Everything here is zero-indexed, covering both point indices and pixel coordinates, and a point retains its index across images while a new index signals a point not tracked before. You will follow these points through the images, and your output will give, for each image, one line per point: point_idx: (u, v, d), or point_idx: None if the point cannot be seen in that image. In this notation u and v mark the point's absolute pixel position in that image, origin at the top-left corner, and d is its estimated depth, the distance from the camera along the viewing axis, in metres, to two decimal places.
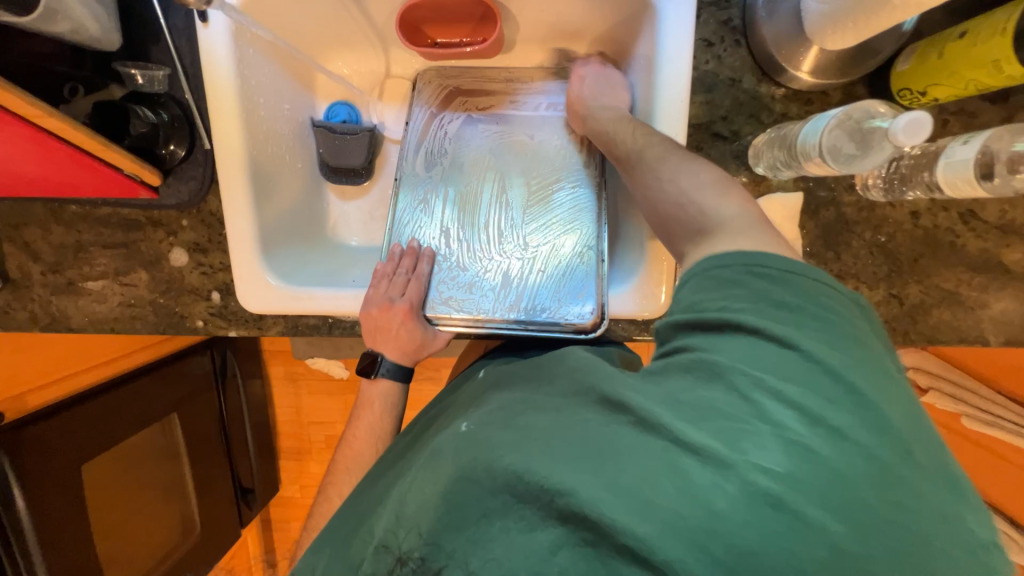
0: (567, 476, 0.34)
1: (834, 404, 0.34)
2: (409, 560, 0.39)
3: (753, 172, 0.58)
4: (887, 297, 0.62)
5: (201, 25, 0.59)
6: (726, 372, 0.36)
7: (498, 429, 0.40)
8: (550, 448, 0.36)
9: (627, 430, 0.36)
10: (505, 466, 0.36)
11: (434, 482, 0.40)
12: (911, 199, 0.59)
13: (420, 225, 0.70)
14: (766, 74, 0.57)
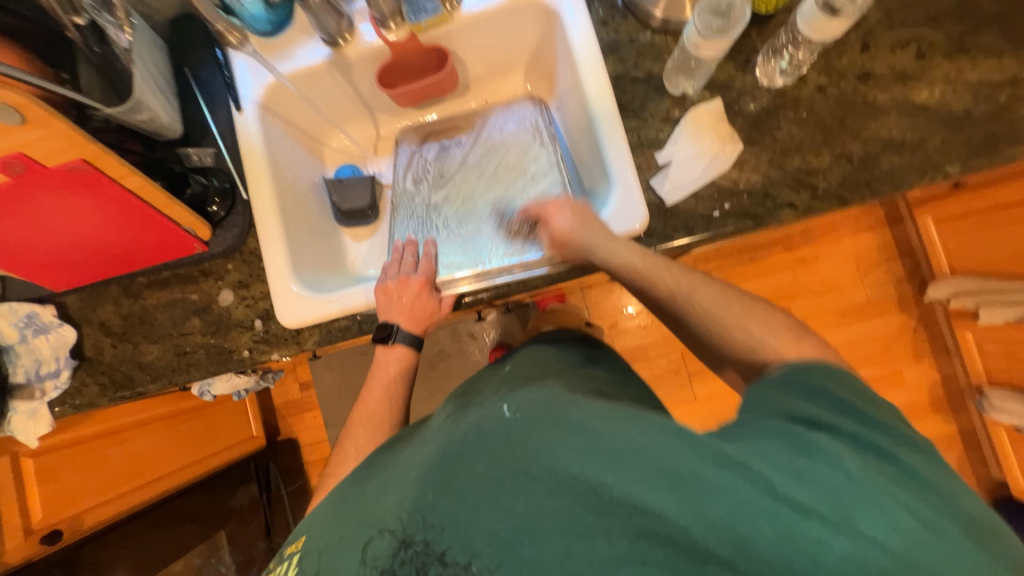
0: (660, 497, 0.40)
1: (936, 508, 0.40)
2: (413, 543, 0.45)
3: (674, 94, 0.72)
4: (835, 158, 0.69)
5: (236, 113, 0.78)
6: (823, 447, 0.42)
7: (567, 435, 0.45)
8: (647, 475, 0.41)
9: (717, 469, 0.40)
10: (577, 476, 0.42)
11: (494, 484, 0.44)
12: (810, 78, 0.71)
13: (414, 224, 0.85)
14: (656, 28, 0.74)
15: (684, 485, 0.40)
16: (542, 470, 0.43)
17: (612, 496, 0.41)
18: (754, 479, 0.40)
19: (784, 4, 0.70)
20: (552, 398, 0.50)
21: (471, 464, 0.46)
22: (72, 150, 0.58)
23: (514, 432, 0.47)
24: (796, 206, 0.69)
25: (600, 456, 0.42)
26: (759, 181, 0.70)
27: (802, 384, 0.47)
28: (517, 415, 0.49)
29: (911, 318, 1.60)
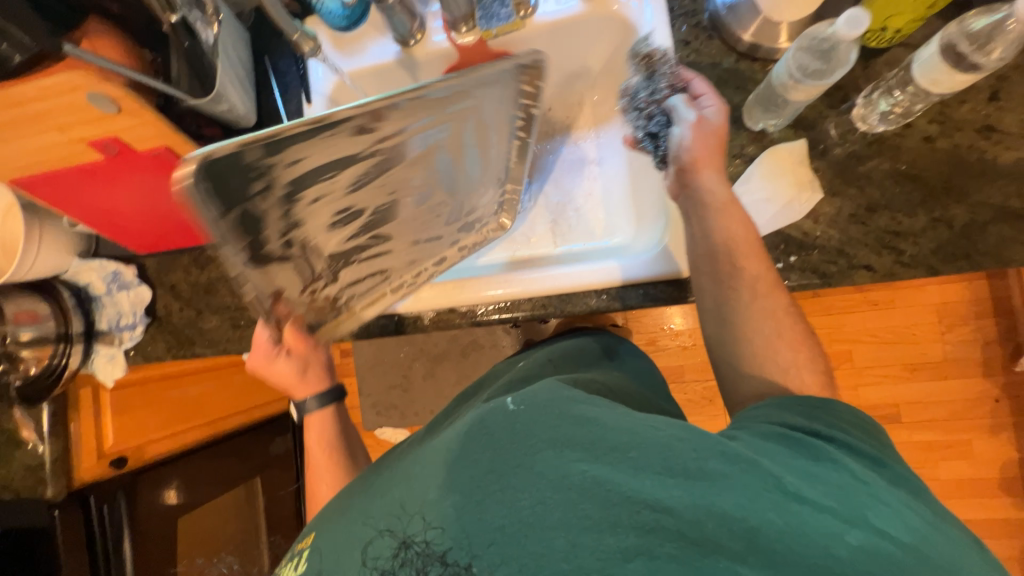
0: (668, 492, 0.39)
1: (933, 512, 0.41)
2: (414, 543, 0.44)
3: (752, 130, 0.66)
4: (931, 222, 0.61)
5: (306, 104, 0.81)
6: (831, 455, 0.43)
7: (566, 428, 0.45)
8: (655, 469, 0.41)
9: (722, 462, 0.41)
10: (583, 473, 0.41)
11: (494, 479, 0.43)
12: (918, 127, 0.62)
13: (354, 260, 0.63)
14: (743, 53, 0.68)
15: (693, 477, 0.40)
16: (548, 466, 0.42)
17: (619, 492, 0.40)
18: (762, 477, 0.40)
19: (900, 39, 0.61)
20: (552, 392, 0.50)
21: (469, 460, 0.45)
22: (159, 138, 0.63)
23: (519, 425, 0.46)
24: (874, 269, 0.62)
25: (607, 450, 0.42)
26: (835, 236, 0.63)
27: (808, 404, 0.49)
28: (520, 407, 0.47)
29: (994, 386, 1.42)
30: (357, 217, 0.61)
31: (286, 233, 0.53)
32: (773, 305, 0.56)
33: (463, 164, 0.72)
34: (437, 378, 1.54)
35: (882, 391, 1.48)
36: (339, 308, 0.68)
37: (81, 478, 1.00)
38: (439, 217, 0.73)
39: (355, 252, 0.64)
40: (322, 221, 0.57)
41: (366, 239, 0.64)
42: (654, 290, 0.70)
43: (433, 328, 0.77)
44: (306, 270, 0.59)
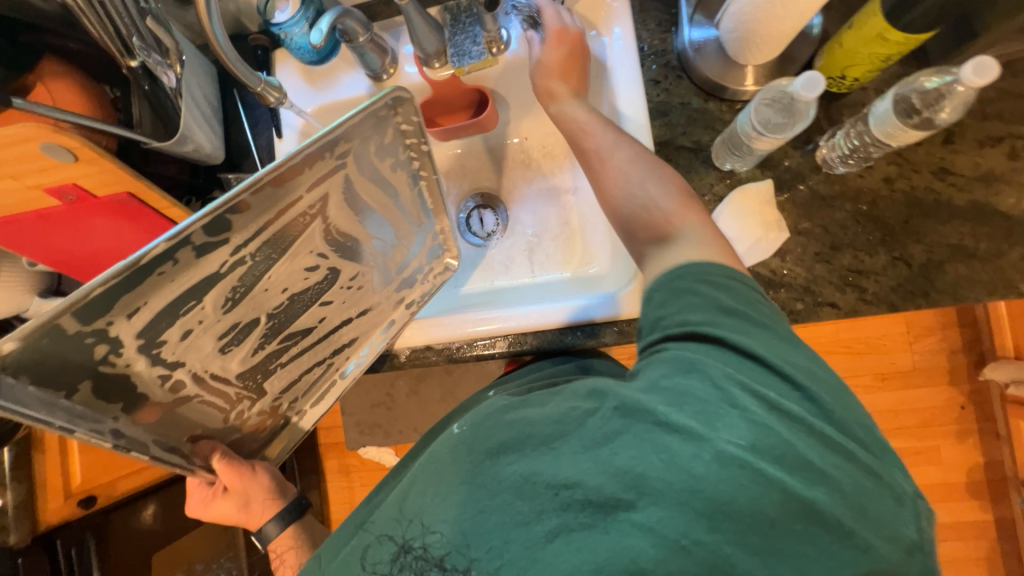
0: (575, 468, 0.42)
1: (808, 409, 0.43)
2: (411, 548, 0.46)
3: (722, 170, 0.68)
4: (891, 260, 0.63)
5: (277, 139, 0.79)
6: (698, 365, 0.44)
7: (495, 443, 0.47)
8: (570, 451, 0.44)
9: (612, 415, 0.44)
10: (511, 470, 0.45)
11: (445, 504, 0.46)
12: (877, 168, 0.64)
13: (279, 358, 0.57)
14: (711, 93, 0.69)
15: (594, 445, 0.43)
16: (487, 476, 0.45)
17: (541, 480, 0.43)
18: (636, 423, 0.42)
19: (860, 84, 0.63)
20: (493, 404, 0.54)
21: (423, 491, 0.48)
22: (119, 184, 0.60)
23: (461, 444, 0.49)
24: (839, 306, 0.64)
25: (533, 444, 0.46)
26: (801, 274, 0.65)
27: (678, 292, 0.50)
28: (464, 429, 0.51)
29: (960, 393, 1.48)
30: (253, 329, 0.52)
31: (167, 381, 0.49)
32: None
33: (373, 238, 0.57)
34: (420, 397, 1.52)
35: None
36: (284, 412, 0.63)
37: (47, 521, 0.97)
38: (367, 290, 0.60)
39: (269, 360, 0.56)
40: (207, 350, 0.50)
41: (280, 344, 0.56)
42: (630, 326, 0.71)
43: (410, 365, 0.76)
44: (216, 401, 0.55)
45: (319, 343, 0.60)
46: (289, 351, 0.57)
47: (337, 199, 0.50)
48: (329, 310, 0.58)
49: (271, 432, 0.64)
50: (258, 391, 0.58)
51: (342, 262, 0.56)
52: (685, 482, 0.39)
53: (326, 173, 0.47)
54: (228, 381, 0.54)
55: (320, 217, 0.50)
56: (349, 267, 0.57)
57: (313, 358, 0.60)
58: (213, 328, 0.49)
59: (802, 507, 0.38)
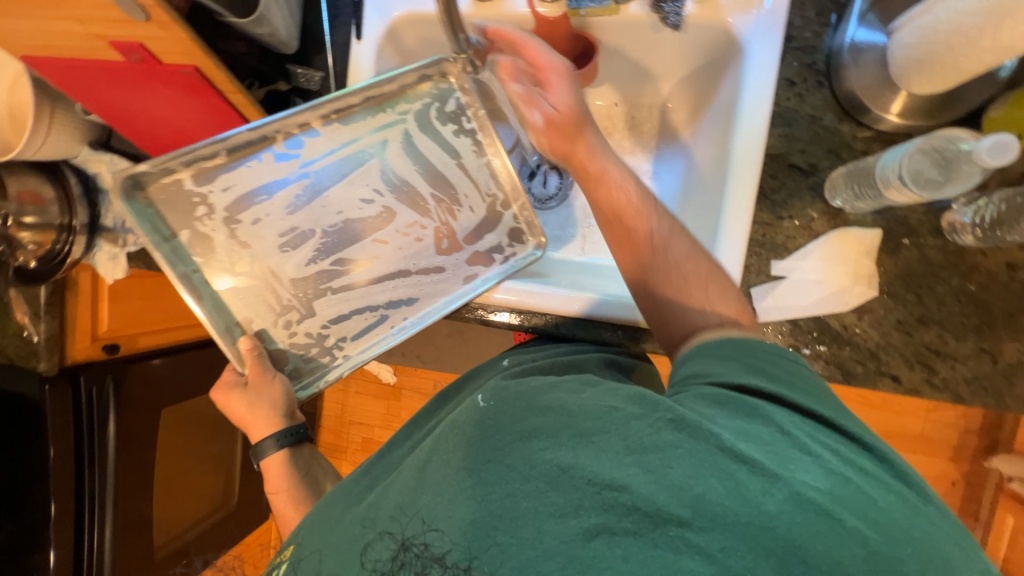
0: (624, 471, 0.40)
1: (878, 475, 0.42)
2: (412, 545, 0.43)
3: (830, 205, 0.61)
4: (977, 351, 0.58)
5: (355, 40, 0.72)
6: (760, 411, 0.44)
7: (523, 428, 0.44)
8: (614, 450, 0.41)
9: (666, 428, 0.41)
10: (552, 461, 0.41)
11: (467, 474, 0.44)
12: (1005, 249, 0.57)
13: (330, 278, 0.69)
14: (847, 112, 0.60)
15: (646, 453, 0.40)
16: (518, 457, 0.43)
17: (582, 476, 0.40)
18: (700, 444, 0.40)
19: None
20: (523, 382, 0.50)
21: (443, 457, 0.46)
22: (187, 56, 0.55)
23: (489, 422, 0.46)
24: (900, 381, 0.60)
25: (572, 436, 0.43)
26: (874, 339, 0.60)
27: (734, 361, 0.49)
28: (492, 401, 0.49)
29: (956, 471, 1.44)
30: (310, 241, 0.68)
31: (237, 256, 0.67)
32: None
33: (433, 196, 0.70)
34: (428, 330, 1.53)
35: None
36: (330, 347, 0.68)
37: (73, 357, 1.03)
38: (424, 243, 0.70)
39: (322, 280, 0.69)
40: (270, 243, 0.67)
41: (328, 268, 0.69)
42: None
43: None
44: (273, 295, 0.67)
45: (372, 283, 0.69)
46: (339, 274, 0.69)
47: (393, 155, 0.69)
48: (384, 249, 0.69)
49: (313, 366, 0.69)
50: (307, 305, 0.68)
51: (397, 210, 0.69)
52: (753, 516, 0.37)
53: (389, 122, 0.68)
54: (283, 282, 0.68)
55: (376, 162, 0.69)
56: (405, 217, 0.70)
57: (362, 295, 0.69)
58: (283, 228, 0.68)
59: (874, 559, 0.37)
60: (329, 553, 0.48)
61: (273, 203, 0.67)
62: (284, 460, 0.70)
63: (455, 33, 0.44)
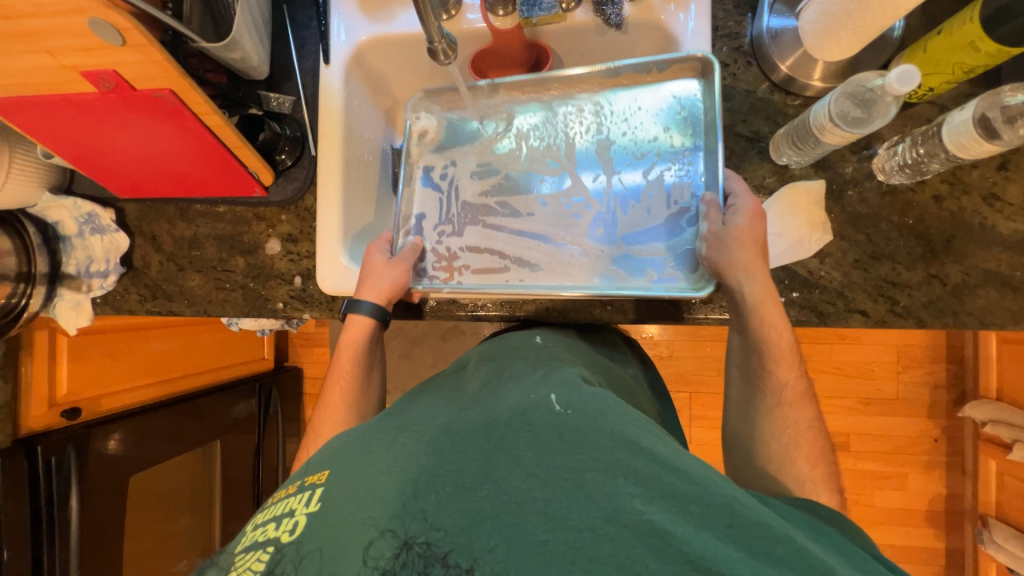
0: (730, 564, 0.37)
1: None
2: (414, 544, 0.41)
3: (777, 163, 0.67)
4: (927, 277, 0.64)
5: (324, 65, 0.76)
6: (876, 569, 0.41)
7: (605, 452, 0.42)
8: (717, 534, 0.38)
9: (783, 548, 0.38)
10: (643, 516, 0.39)
11: (540, 484, 0.41)
12: (931, 183, 0.64)
13: (492, 202, 0.78)
14: (777, 84, 0.69)
15: (757, 558, 0.37)
16: (599, 490, 0.40)
17: (681, 551, 0.37)
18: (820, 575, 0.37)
19: (930, 96, 0.62)
20: (606, 399, 0.47)
21: (515, 454, 0.44)
22: (162, 79, 0.57)
23: (568, 429, 0.44)
24: (868, 315, 0.65)
25: (663, 495, 0.40)
26: (837, 279, 0.65)
27: (833, 519, 0.48)
28: (569, 410, 0.46)
29: (936, 428, 1.51)
30: (489, 176, 0.79)
31: (439, 175, 0.79)
32: (789, 409, 0.61)
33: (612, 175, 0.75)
34: (413, 361, 1.52)
35: (835, 419, 1.54)
36: (455, 269, 0.74)
37: (28, 426, 0.95)
38: (581, 226, 0.74)
39: (481, 212, 0.77)
40: (465, 168, 0.79)
41: (491, 203, 0.78)
42: (659, 306, 0.71)
43: (431, 316, 0.76)
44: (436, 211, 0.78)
45: (520, 232, 0.75)
46: (498, 215, 0.77)
47: (605, 136, 0.76)
48: (544, 208, 0.76)
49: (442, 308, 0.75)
50: (459, 225, 0.77)
51: (576, 182, 0.76)
52: None
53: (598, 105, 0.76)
54: (457, 199, 0.78)
55: (585, 139, 0.77)
56: (576, 192, 0.76)
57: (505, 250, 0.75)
58: (473, 166, 0.79)
59: None
60: (366, 501, 0.45)
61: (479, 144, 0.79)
62: (365, 329, 0.68)
63: (425, 19, 0.51)
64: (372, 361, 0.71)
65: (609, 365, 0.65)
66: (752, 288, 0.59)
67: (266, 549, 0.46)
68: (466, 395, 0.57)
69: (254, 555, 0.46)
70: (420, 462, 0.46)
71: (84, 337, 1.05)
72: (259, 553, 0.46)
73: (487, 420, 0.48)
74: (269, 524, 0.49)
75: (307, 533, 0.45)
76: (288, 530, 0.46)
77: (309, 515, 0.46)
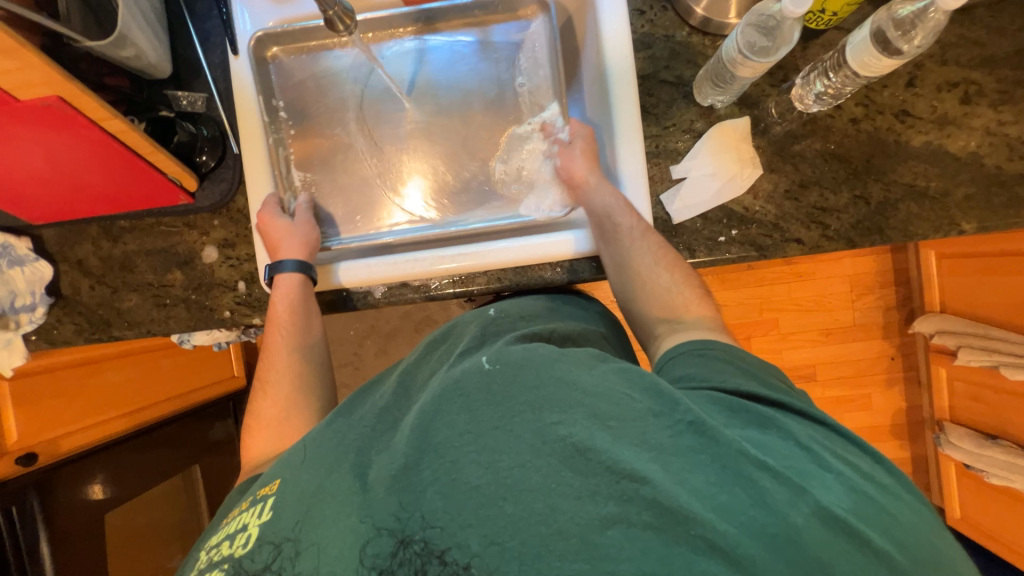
0: (642, 462, 0.39)
1: (902, 503, 0.40)
2: (413, 542, 0.38)
3: (702, 106, 0.69)
4: (852, 199, 0.67)
5: (234, 58, 0.73)
6: (776, 420, 0.43)
7: (533, 392, 0.43)
8: (632, 441, 0.40)
9: (684, 433, 0.40)
10: (566, 439, 0.40)
11: (472, 438, 0.41)
12: (846, 108, 0.67)
13: (365, 144, 0.81)
14: (694, 26, 0.69)
15: (664, 452, 0.39)
16: (528, 428, 0.41)
17: (601, 460, 0.39)
18: (722, 449, 0.39)
19: (835, 22, 0.64)
20: (531, 349, 0.48)
21: (448, 419, 0.43)
22: (47, 85, 0.53)
23: (496, 382, 0.44)
24: (803, 242, 0.67)
25: (586, 416, 0.41)
26: (771, 212, 0.67)
27: (754, 373, 0.49)
28: (497, 365, 0.46)
29: (891, 347, 1.61)
30: (361, 121, 0.81)
31: (310, 126, 0.80)
32: (642, 241, 0.63)
33: (487, 111, 0.81)
34: (389, 357, 1.50)
35: (801, 353, 1.61)
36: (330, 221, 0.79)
37: None
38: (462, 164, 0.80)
39: (357, 155, 0.80)
40: (336, 119, 0.80)
41: (366, 146, 0.81)
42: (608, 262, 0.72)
43: (385, 304, 0.74)
44: (310, 168, 0.79)
45: (393, 171, 0.80)
46: (372, 156, 0.81)
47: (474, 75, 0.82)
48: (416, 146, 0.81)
49: (398, 296, 0.73)
50: (337, 172, 0.80)
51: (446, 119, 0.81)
52: (777, 527, 0.36)
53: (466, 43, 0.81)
54: (331, 146, 0.80)
55: (459, 77, 0.82)
56: (453, 133, 0.81)
57: (435, 169, 0.81)
58: (345, 103, 0.80)
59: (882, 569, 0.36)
60: (322, 499, 0.43)
61: (396, 69, 0.81)
62: (297, 285, 0.68)
63: None
64: (309, 333, 0.68)
65: (558, 318, 0.66)
66: (594, 174, 0.68)
67: (221, 567, 0.43)
68: (417, 387, 0.54)
69: (211, 574, 0.43)
70: (364, 454, 0.45)
71: (30, 379, 0.98)
72: (214, 572, 0.43)
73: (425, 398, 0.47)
74: (224, 541, 0.46)
75: (259, 543, 0.42)
76: (241, 544, 0.44)
77: (262, 524, 0.44)
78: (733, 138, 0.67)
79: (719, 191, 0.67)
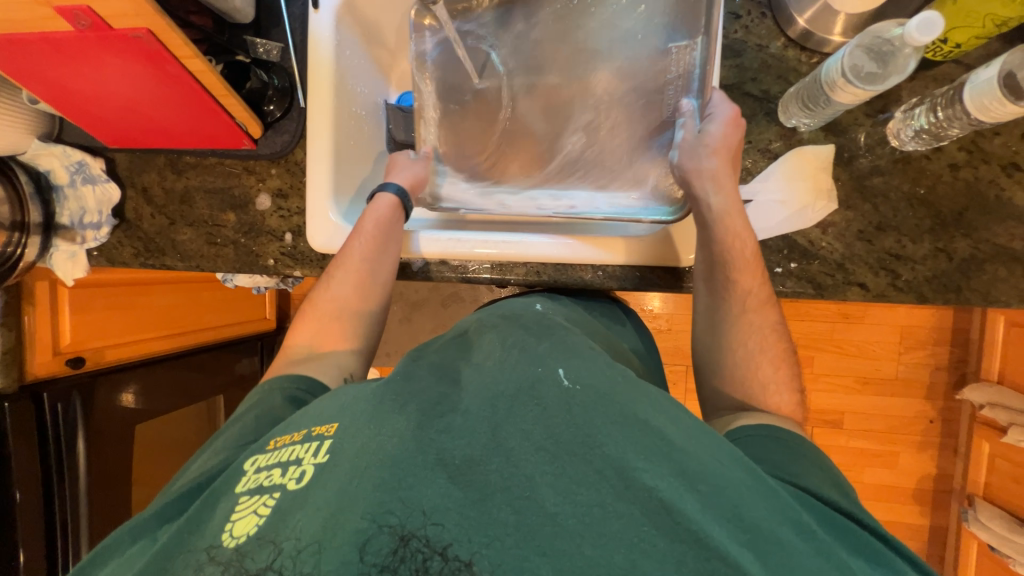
0: (737, 547, 0.36)
1: None
2: (412, 539, 0.36)
3: (784, 126, 0.64)
4: (933, 251, 0.61)
5: (314, 10, 0.73)
6: (885, 557, 0.40)
7: (617, 429, 0.40)
8: (726, 515, 0.37)
9: (788, 532, 0.38)
10: (652, 491, 0.37)
11: (548, 458, 0.38)
12: (947, 151, 0.61)
13: None
14: (792, 39, 0.64)
15: (763, 540, 0.37)
16: (607, 463, 0.38)
17: (688, 527, 0.36)
18: (828, 561, 0.37)
19: (955, 55, 0.58)
20: (612, 370, 0.45)
21: (522, 426, 0.40)
22: (140, 17, 0.54)
23: (579, 403, 0.41)
24: (868, 288, 0.63)
25: (676, 473, 0.38)
26: (838, 250, 0.63)
27: (847, 491, 0.47)
28: (578, 386, 0.43)
29: (933, 409, 1.51)
30: None
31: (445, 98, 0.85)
32: (754, 314, 0.59)
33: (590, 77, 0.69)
34: (412, 326, 1.52)
35: (831, 397, 1.54)
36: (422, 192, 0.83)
37: (33, 373, 0.97)
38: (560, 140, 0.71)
39: None
40: None
41: None
42: (652, 273, 0.70)
43: (421, 277, 0.76)
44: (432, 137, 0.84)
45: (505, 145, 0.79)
46: None
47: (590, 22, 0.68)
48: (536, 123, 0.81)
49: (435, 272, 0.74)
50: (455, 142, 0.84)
51: None
52: None
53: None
54: None
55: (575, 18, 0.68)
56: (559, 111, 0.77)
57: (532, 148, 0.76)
58: None
59: None
60: (380, 462, 0.40)
61: None
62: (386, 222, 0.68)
63: None
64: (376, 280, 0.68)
65: (591, 325, 0.64)
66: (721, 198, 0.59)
67: (272, 495, 0.42)
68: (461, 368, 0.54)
69: (260, 498, 0.43)
70: (423, 431, 0.41)
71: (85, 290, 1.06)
72: (263, 499, 0.42)
73: (493, 391, 0.43)
74: (274, 468, 0.45)
75: (314, 483, 0.41)
76: (295, 478, 0.43)
77: (318, 465, 0.43)
78: (808, 163, 0.63)
79: (788, 216, 0.63)
